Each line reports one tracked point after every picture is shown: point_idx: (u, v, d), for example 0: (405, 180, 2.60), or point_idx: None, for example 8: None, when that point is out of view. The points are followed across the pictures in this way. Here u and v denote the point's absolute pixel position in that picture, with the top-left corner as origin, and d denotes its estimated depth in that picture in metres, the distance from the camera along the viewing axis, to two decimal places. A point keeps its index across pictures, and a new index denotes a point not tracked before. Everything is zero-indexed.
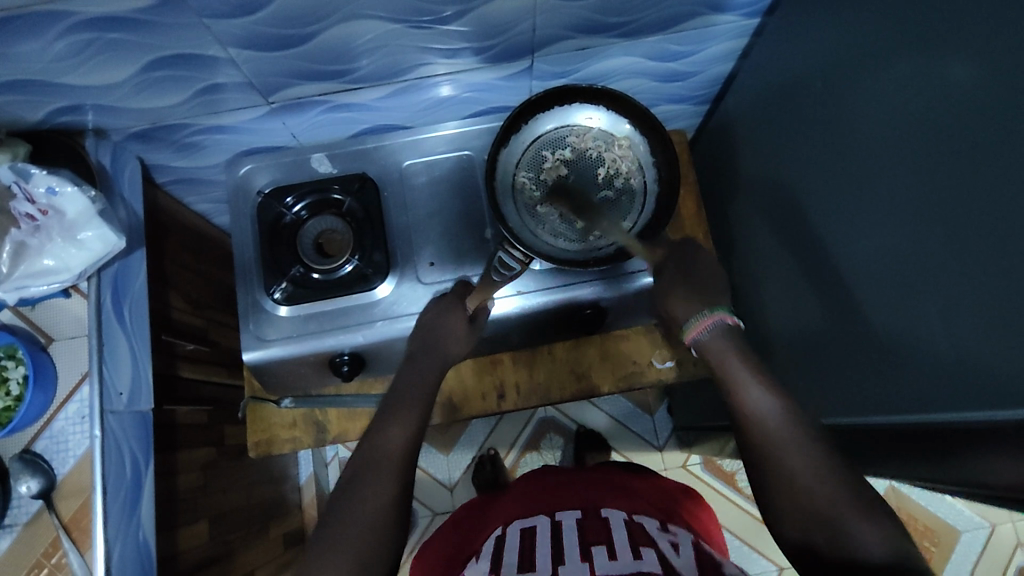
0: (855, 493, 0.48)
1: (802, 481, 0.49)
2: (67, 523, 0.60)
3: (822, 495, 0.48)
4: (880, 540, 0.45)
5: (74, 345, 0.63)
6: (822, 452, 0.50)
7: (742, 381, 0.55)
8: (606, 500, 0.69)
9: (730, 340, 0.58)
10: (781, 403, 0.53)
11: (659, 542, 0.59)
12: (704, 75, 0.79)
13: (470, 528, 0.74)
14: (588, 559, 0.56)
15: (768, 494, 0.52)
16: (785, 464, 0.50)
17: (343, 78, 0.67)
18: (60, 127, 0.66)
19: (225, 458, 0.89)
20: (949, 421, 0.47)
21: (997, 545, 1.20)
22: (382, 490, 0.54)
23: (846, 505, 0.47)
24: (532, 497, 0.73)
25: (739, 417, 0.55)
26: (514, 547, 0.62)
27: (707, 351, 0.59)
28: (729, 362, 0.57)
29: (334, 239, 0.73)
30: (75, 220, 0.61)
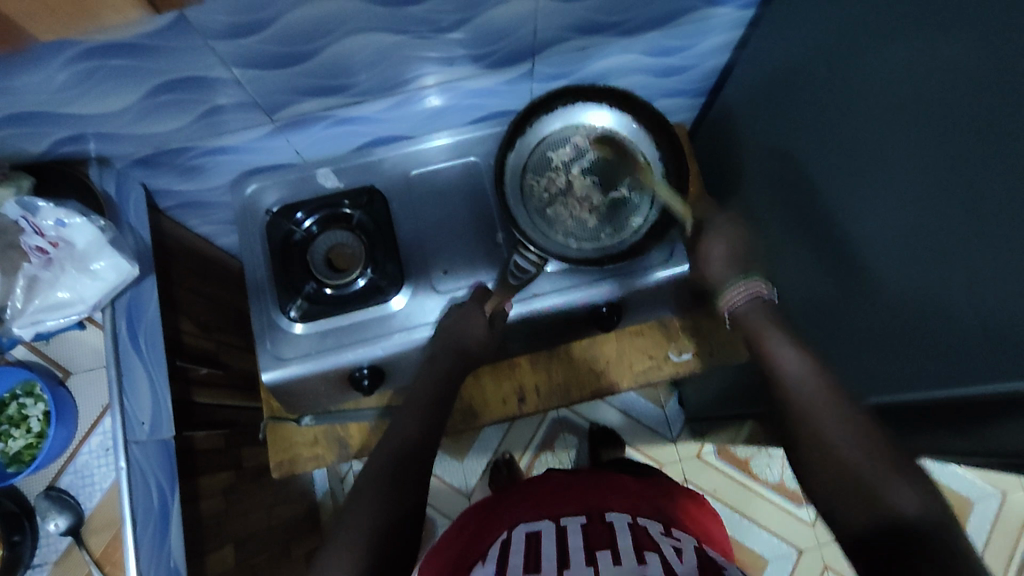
0: (896, 464, 0.47)
1: (835, 450, 0.50)
2: (99, 558, 0.59)
3: (854, 461, 0.48)
4: (921, 506, 0.44)
5: (92, 378, 0.62)
6: (855, 418, 0.51)
7: (779, 349, 0.57)
8: (610, 504, 0.70)
9: (765, 309, 0.60)
10: (815, 368, 0.55)
11: (664, 546, 0.59)
12: (700, 68, 0.80)
13: (477, 519, 0.72)
14: (593, 563, 0.56)
15: (804, 467, 0.52)
16: (824, 429, 0.51)
17: (346, 92, 0.67)
18: (63, 158, 0.65)
19: (244, 481, 0.88)
20: (971, 392, 0.47)
21: (1009, 512, 1.22)
22: (384, 498, 0.56)
23: (888, 473, 0.47)
24: (537, 493, 0.74)
25: (773, 386, 0.56)
26: (519, 548, 0.61)
27: (740, 322, 0.61)
28: (763, 332, 0.59)
29: (344, 253, 0.73)
30: (85, 251, 0.60)
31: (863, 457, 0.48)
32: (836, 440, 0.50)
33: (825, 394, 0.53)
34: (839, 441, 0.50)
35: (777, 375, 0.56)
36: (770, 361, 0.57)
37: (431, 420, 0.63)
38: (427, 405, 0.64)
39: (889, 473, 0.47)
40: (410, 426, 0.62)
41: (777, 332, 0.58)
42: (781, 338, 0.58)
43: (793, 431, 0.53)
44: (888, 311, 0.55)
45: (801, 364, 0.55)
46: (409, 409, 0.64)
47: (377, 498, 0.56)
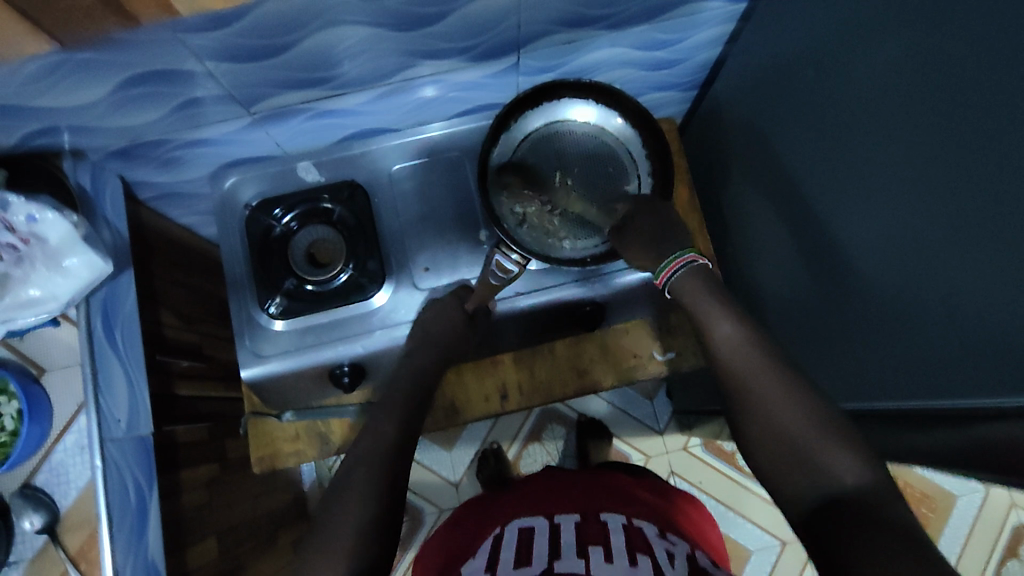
0: (831, 429, 0.50)
1: (773, 414, 0.52)
2: (74, 555, 0.59)
3: (795, 430, 0.51)
4: (856, 471, 0.47)
5: (68, 375, 0.62)
6: (791, 381, 0.53)
7: (719, 321, 0.58)
8: (604, 505, 0.70)
9: (700, 278, 0.61)
10: (753, 341, 0.56)
11: (656, 549, 0.60)
12: (692, 61, 0.78)
13: (465, 528, 0.74)
14: (584, 557, 0.57)
15: (742, 427, 0.55)
16: (765, 411, 0.53)
17: (326, 84, 0.65)
18: (37, 150, 0.63)
19: (228, 472, 0.88)
20: (952, 406, 0.47)
21: (991, 507, 1.23)
22: (377, 484, 0.53)
23: (825, 442, 0.49)
24: (535, 498, 0.74)
25: (717, 357, 0.58)
26: (512, 543, 0.63)
27: (681, 290, 0.62)
28: (701, 301, 0.60)
29: (325, 247, 0.72)
30: (58, 247, 0.59)
31: (806, 424, 0.50)
32: (771, 406, 0.52)
33: (758, 359, 0.55)
34: (779, 404, 0.52)
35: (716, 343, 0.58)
36: (713, 335, 0.58)
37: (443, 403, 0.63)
38: (412, 400, 0.61)
39: (826, 439, 0.49)
40: (387, 421, 0.59)
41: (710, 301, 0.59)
42: (715, 302, 0.59)
43: (741, 411, 0.55)
44: (870, 322, 0.55)
45: (740, 336, 0.57)
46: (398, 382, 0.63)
47: (362, 481, 0.53)
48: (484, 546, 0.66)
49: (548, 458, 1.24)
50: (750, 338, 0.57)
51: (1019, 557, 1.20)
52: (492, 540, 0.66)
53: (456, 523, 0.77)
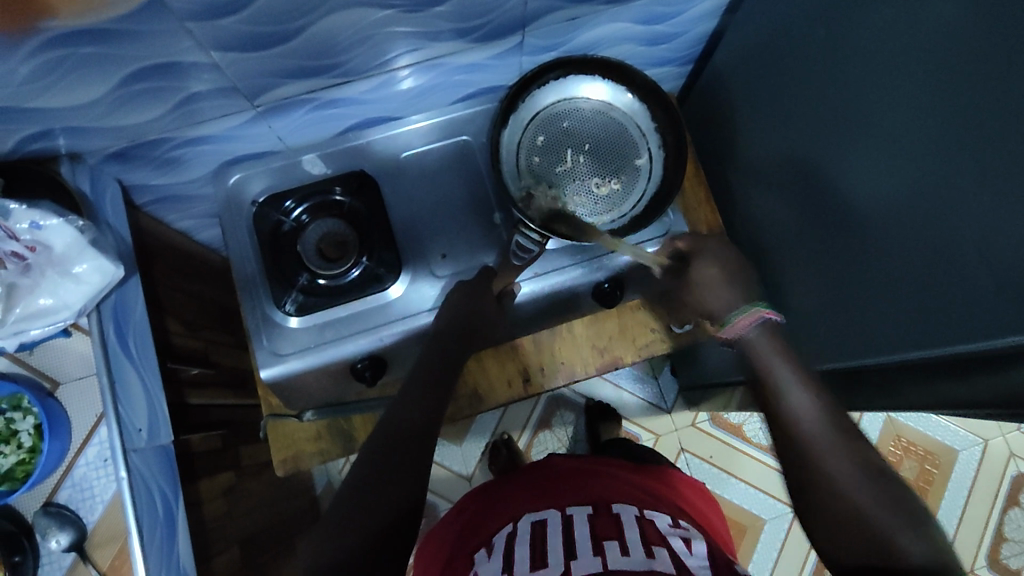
0: (908, 513, 0.45)
1: (844, 486, 0.47)
2: (107, 571, 0.57)
3: (868, 507, 0.45)
4: (933, 558, 0.42)
5: (84, 386, 0.59)
6: (861, 452, 0.48)
7: (787, 382, 0.54)
8: (614, 495, 0.69)
9: (774, 339, 0.56)
10: (824, 408, 0.52)
11: (671, 539, 0.59)
12: (689, 34, 0.78)
13: (472, 514, 0.72)
14: (601, 554, 0.55)
15: (797, 488, 0.50)
16: (832, 481, 0.47)
17: (330, 73, 0.64)
18: (32, 155, 0.61)
19: (245, 480, 0.86)
20: (985, 347, 0.48)
21: (991, 458, 1.27)
22: (397, 492, 0.53)
23: (898, 524, 0.44)
24: (541, 487, 0.73)
25: (780, 421, 0.52)
26: (524, 540, 0.61)
27: (749, 351, 0.57)
28: (775, 363, 0.55)
29: (336, 242, 0.70)
30: (65, 253, 0.57)
31: (879, 502, 0.45)
32: (845, 479, 0.47)
33: (830, 428, 0.50)
34: (845, 473, 0.47)
35: (783, 406, 0.53)
36: (782, 395, 0.53)
37: None
38: (433, 393, 0.60)
39: (902, 521, 0.44)
40: (414, 413, 0.58)
41: (786, 364, 0.54)
42: (793, 372, 0.54)
43: (797, 477, 0.50)
44: (896, 274, 0.56)
45: (812, 401, 0.52)
46: (406, 399, 0.59)
47: (390, 480, 0.53)
48: (495, 538, 0.64)
49: (559, 444, 1.24)
50: (819, 400, 0.52)
51: (1021, 505, 1.24)
52: (503, 533, 0.64)
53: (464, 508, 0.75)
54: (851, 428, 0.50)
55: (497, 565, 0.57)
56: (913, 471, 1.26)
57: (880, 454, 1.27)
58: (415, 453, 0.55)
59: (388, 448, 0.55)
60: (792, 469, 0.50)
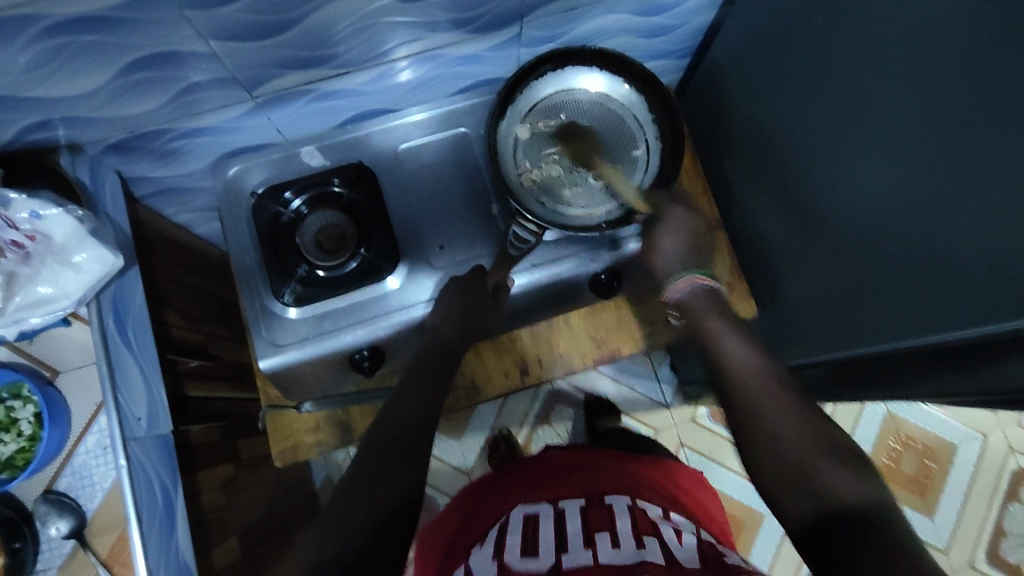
0: (833, 452, 0.47)
1: (777, 426, 0.50)
2: (106, 559, 0.57)
3: (795, 442, 0.48)
4: (854, 487, 0.44)
5: (83, 375, 0.60)
6: (798, 401, 0.52)
7: (726, 341, 0.59)
8: (608, 487, 0.69)
9: (711, 301, 0.64)
10: (760, 360, 0.56)
11: (663, 529, 0.59)
12: (687, 26, 0.78)
13: (468, 508, 0.73)
14: (592, 547, 0.55)
15: (738, 435, 0.53)
16: (766, 420, 0.51)
17: (328, 64, 0.64)
18: (32, 145, 0.61)
19: (243, 472, 0.86)
20: (981, 332, 0.49)
21: (990, 453, 1.27)
22: (389, 486, 0.52)
23: (827, 463, 0.46)
24: (537, 481, 0.73)
25: (721, 371, 0.57)
26: (517, 531, 0.61)
27: (687, 309, 0.64)
28: (710, 321, 0.62)
29: (334, 233, 0.70)
30: (64, 243, 0.57)
31: (806, 437, 0.48)
32: (776, 418, 0.50)
33: (766, 376, 0.54)
34: (778, 415, 0.50)
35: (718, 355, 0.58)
36: (720, 350, 0.59)
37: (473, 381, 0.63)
38: (427, 391, 0.60)
39: (827, 457, 0.46)
40: (407, 410, 0.58)
41: (730, 330, 0.60)
42: (724, 326, 0.61)
43: (738, 424, 0.53)
44: (892, 262, 0.56)
45: (749, 354, 0.57)
46: (400, 398, 0.60)
47: (386, 475, 0.53)
48: (489, 533, 0.64)
49: (558, 439, 1.25)
50: (755, 355, 0.57)
51: (1019, 500, 1.24)
52: (497, 527, 0.65)
53: (460, 502, 0.75)
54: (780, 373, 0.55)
55: (490, 553, 0.58)
56: (912, 467, 1.26)
57: (879, 449, 1.27)
58: (409, 452, 0.55)
59: (383, 446, 0.55)
60: (732, 412, 0.54)
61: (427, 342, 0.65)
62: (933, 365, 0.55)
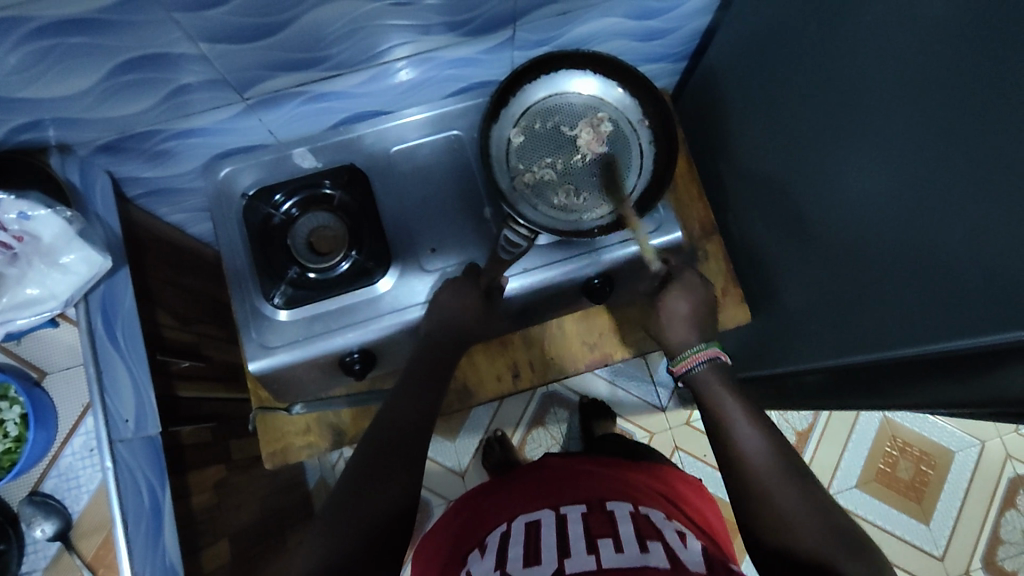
0: (842, 543, 0.50)
1: (793, 520, 0.52)
2: (91, 561, 0.57)
3: (814, 538, 0.50)
4: None
5: (71, 376, 0.60)
6: (806, 491, 0.54)
7: (736, 422, 0.61)
8: (608, 493, 0.69)
9: (719, 375, 0.65)
10: (770, 445, 0.58)
11: (666, 534, 0.60)
12: (683, 30, 0.78)
13: (468, 515, 0.73)
14: (594, 552, 0.55)
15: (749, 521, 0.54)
16: (778, 511, 0.53)
17: (320, 66, 0.64)
18: (22, 146, 0.61)
19: (235, 473, 0.86)
20: (972, 345, 0.48)
21: (988, 460, 1.26)
22: (387, 492, 0.57)
23: (841, 557, 0.49)
24: (536, 487, 0.73)
25: (732, 458, 0.59)
26: (518, 539, 0.61)
27: (699, 384, 0.65)
28: (722, 400, 0.63)
29: (325, 235, 0.70)
30: (52, 244, 0.57)
31: (823, 535, 0.50)
32: (791, 509, 0.53)
33: (772, 463, 0.57)
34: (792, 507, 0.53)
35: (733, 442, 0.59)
36: (731, 433, 0.60)
37: None
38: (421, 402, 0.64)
39: (840, 550, 0.49)
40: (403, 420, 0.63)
41: (731, 398, 0.63)
42: (739, 406, 0.62)
43: (748, 512, 0.55)
44: (885, 270, 0.56)
45: (759, 440, 0.59)
46: (398, 407, 0.64)
47: (382, 480, 0.58)
48: (490, 540, 0.65)
49: (553, 441, 1.24)
50: (765, 434, 0.59)
51: (1016, 507, 1.24)
52: (498, 534, 0.65)
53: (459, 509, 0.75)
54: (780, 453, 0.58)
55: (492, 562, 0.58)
56: (908, 472, 1.26)
57: (875, 455, 1.26)
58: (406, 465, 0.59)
59: (381, 455, 0.59)
60: (744, 502, 0.55)
61: (426, 349, 0.67)
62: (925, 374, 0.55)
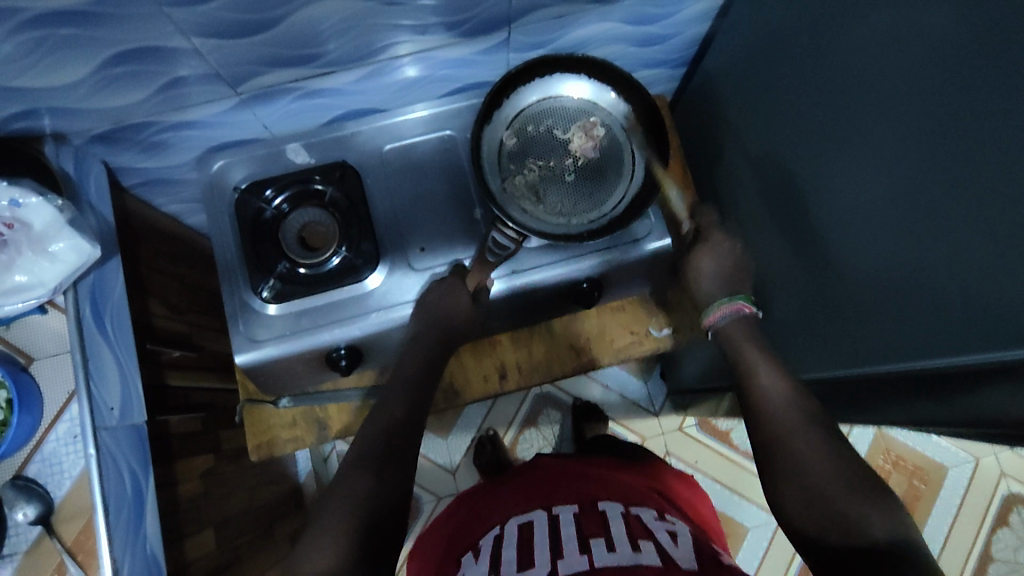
0: (860, 486, 0.50)
1: (811, 469, 0.52)
2: (71, 546, 0.58)
3: (829, 483, 0.51)
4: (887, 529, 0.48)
5: (57, 364, 0.60)
6: (826, 434, 0.54)
7: (758, 366, 0.61)
8: (602, 491, 0.69)
9: (745, 329, 0.64)
10: (791, 389, 0.58)
11: (658, 532, 0.60)
12: (681, 37, 0.78)
13: (462, 516, 0.73)
14: (587, 551, 0.56)
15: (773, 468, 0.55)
16: (799, 458, 0.53)
17: (314, 62, 0.64)
18: (17, 133, 0.62)
19: (223, 463, 0.87)
20: (953, 364, 0.48)
21: (982, 477, 1.25)
22: (376, 493, 0.57)
23: (861, 503, 0.49)
24: (529, 488, 0.73)
25: (755, 401, 0.59)
26: (512, 540, 0.61)
27: (724, 336, 0.65)
28: (741, 345, 0.63)
29: (317, 231, 0.71)
30: (42, 231, 0.58)
31: (838, 478, 0.51)
32: (809, 456, 0.53)
33: (796, 411, 0.56)
34: (810, 453, 0.53)
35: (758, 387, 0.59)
36: (752, 378, 0.60)
37: None
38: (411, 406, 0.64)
39: (855, 493, 0.50)
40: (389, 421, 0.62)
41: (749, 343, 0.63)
42: (758, 351, 0.62)
43: (767, 456, 0.56)
44: (872, 285, 0.55)
45: (780, 384, 0.59)
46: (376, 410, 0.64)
47: (368, 479, 0.57)
48: (483, 540, 0.65)
49: (545, 442, 1.24)
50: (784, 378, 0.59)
51: (1010, 525, 1.23)
52: (492, 533, 0.65)
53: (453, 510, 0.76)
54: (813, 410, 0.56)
55: (485, 563, 0.59)
56: (901, 487, 1.25)
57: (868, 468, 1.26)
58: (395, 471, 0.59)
59: (363, 457, 0.59)
60: (763, 447, 0.56)
61: (416, 348, 0.68)
62: (912, 392, 0.54)
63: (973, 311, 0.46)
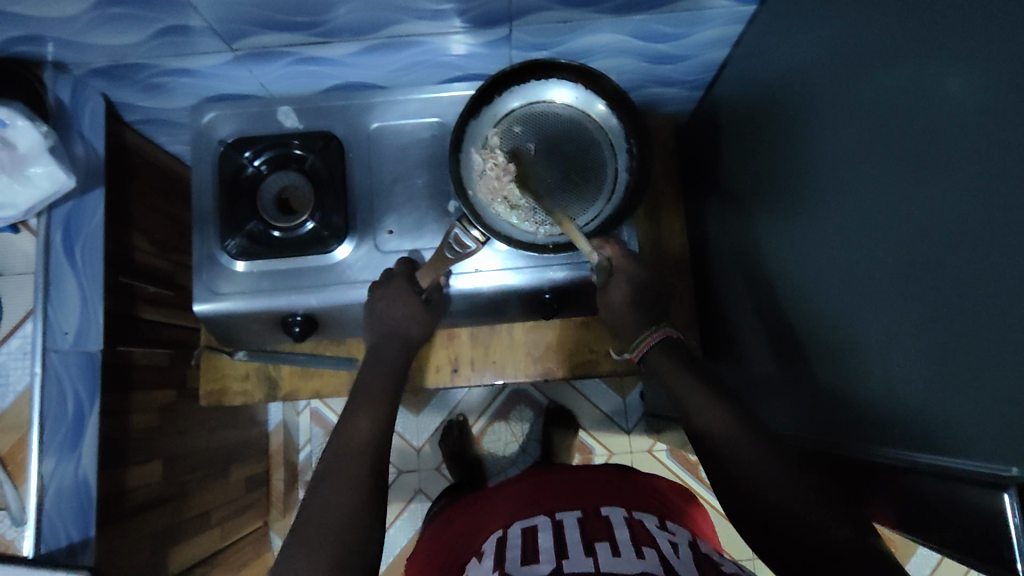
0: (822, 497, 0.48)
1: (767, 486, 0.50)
2: (3, 455, 0.61)
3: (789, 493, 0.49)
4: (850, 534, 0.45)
5: (20, 282, 0.63)
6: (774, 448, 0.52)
7: (690, 390, 0.58)
8: (604, 497, 0.67)
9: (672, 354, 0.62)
10: (726, 409, 0.56)
11: (659, 538, 0.58)
12: (696, 59, 0.75)
13: (455, 532, 0.71)
14: (592, 555, 0.54)
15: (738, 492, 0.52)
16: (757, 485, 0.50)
17: (313, 30, 0.64)
18: (19, 57, 0.64)
19: (184, 400, 0.90)
20: (882, 455, 0.46)
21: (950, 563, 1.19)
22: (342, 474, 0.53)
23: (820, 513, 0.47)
24: (527, 493, 0.70)
25: (698, 429, 0.57)
26: (514, 544, 0.59)
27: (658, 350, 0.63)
28: (673, 361, 0.61)
29: (296, 195, 0.72)
30: (24, 155, 0.60)
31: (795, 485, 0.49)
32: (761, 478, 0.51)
33: (740, 434, 0.53)
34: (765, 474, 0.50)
35: (697, 422, 0.57)
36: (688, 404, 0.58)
37: (386, 373, 0.64)
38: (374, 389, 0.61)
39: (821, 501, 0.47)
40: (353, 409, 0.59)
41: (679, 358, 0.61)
42: (690, 375, 0.59)
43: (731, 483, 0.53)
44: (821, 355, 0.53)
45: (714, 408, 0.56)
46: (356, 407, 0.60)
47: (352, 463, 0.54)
48: (484, 546, 0.62)
49: (512, 438, 1.24)
50: (716, 401, 0.56)
51: None
52: (494, 540, 0.62)
53: (451, 520, 0.74)
54: (761, 433, 0.53)
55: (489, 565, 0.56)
56: None
57: None
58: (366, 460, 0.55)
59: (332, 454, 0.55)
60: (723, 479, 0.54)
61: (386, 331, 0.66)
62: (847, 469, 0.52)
63: (910, 408, 0.43)
